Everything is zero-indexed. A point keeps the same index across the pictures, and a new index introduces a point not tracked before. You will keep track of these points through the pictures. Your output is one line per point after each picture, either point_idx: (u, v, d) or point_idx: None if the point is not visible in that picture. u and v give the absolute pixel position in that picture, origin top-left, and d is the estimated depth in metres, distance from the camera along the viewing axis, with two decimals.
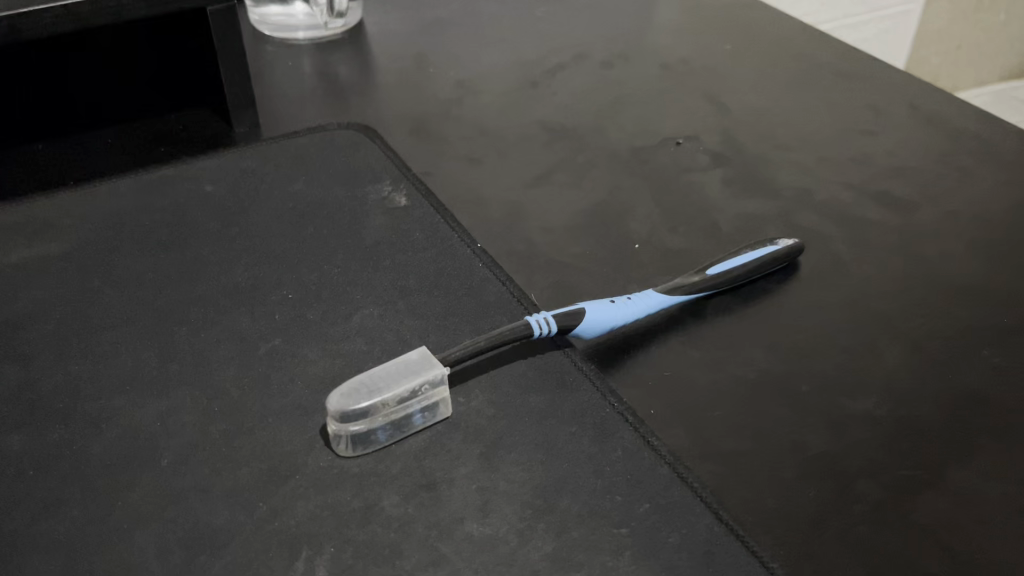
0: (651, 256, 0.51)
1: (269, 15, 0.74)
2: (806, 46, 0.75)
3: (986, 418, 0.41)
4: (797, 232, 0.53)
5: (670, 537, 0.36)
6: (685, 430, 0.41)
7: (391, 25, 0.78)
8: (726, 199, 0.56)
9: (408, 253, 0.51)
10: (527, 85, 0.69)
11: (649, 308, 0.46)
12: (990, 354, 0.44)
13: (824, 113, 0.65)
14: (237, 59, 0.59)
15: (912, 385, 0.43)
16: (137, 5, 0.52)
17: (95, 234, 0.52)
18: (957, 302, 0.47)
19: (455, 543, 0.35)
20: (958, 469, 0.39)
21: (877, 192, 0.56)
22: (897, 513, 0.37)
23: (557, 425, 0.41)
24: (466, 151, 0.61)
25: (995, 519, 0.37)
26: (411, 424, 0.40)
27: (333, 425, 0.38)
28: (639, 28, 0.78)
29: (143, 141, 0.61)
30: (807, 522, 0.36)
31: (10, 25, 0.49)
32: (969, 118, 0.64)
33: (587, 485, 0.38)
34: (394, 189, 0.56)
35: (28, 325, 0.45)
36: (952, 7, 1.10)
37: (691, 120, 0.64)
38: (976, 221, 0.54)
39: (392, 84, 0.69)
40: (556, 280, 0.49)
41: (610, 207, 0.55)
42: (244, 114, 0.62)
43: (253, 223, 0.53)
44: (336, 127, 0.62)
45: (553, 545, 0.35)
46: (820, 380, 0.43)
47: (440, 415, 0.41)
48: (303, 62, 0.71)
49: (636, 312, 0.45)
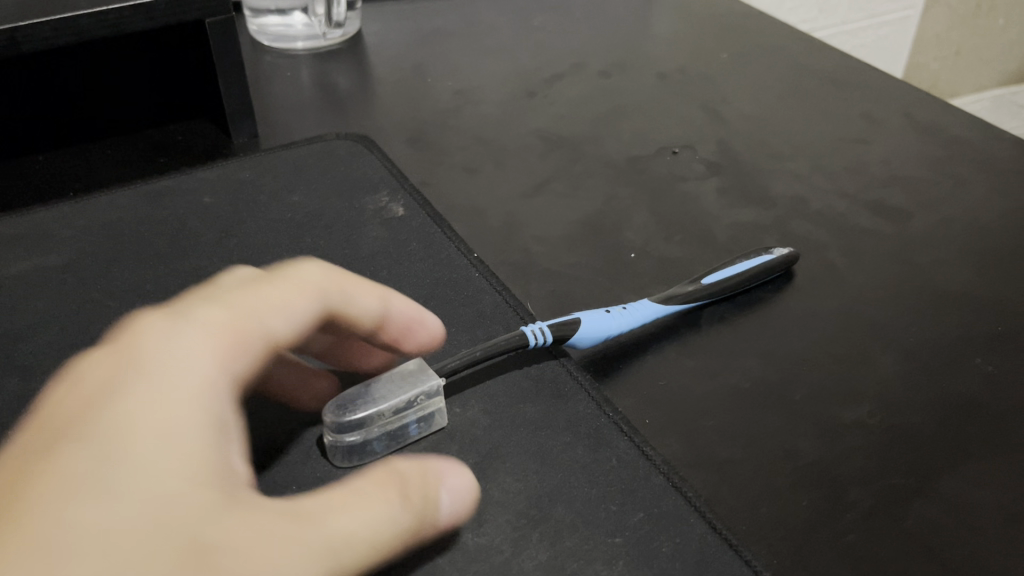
0: (647, 265, 0.51)
1: (269, 26, 0.74)
2: (802, 55, 0.76)
3: (977, 426, 0.41)
4: (792, 241, 0.53)
5: (664, 546, 0.36)
6: (679, 440, 0.41)
7: (390, 35, 0.78)
8: (722, 207, 0.56)
9: (405, 262, 0.51)
10: (525, 94, 0.69)
11: (645, 317, 0.46)
12: (983, 362, 0.45)
13: (820, 122, 0.65)
14: (237, 71, 0.60)
15: (904, 392, 0.43)
16: (137, 17, 0.53)
17: (95, 246, 0.52)
18: (950, 310, 0.48)
19: (450, 553, 0.36)
20: (950, 478, 0.39)
21: (871, 200, 0.57)
22: (890, 521, 0.37)
23: (552, 435, 0.41)
24: (463, 160, 0.61)
25: (987, 527, 0.37)
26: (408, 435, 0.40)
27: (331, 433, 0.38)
28: (636, 37, 0.78)
29: (144, 153, 0.62)
30: (799, 531, 0.37)
31: (10, 38, 0.49)
32: (964, 126, 0.64)
33: (581, 495, 0.38)
34: (392, 199, 0.57)
35: (28, 337, 0.46)
36: (949, 14, 1.10)
37: (687, 128, 0.65)
38: (969, 229, 0.54)
39: (391, 94, 0.69)
40: (552, 289, 0.50)
41: (607, 216, 0.55)
42: (243, 125, 0.63)
43: (252, 234, 0.54)
44: (335, 137, 0.63)
45: (547, 554, 0.36)
46: (814, 389, 0.43)
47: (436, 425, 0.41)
48: (302, 72, 0.72)
49: (631, 321, 0.45)
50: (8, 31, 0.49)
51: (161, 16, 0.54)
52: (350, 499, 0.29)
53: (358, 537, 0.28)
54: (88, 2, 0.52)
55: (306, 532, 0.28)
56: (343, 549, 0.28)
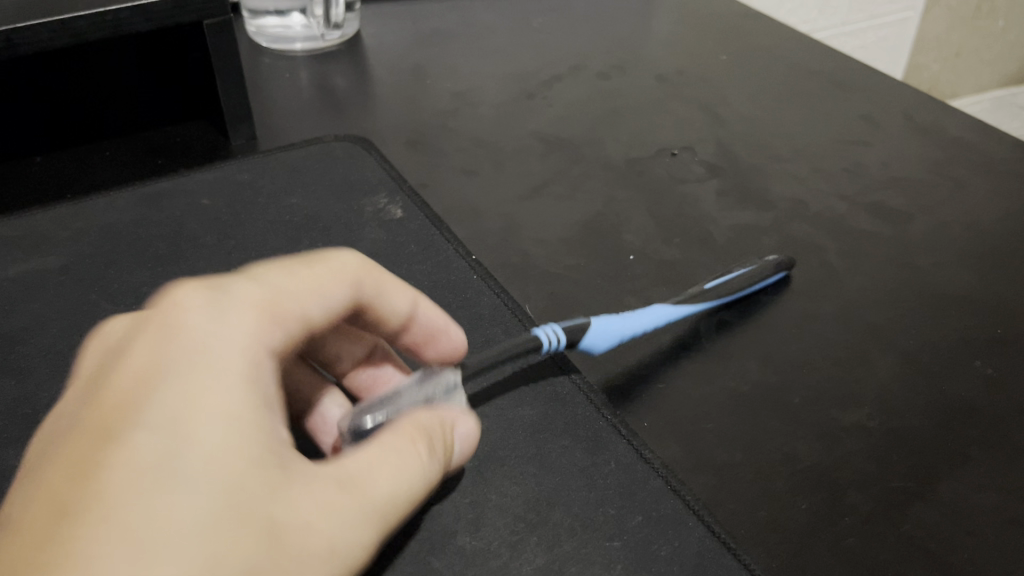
0: (646, 267, 0.51)
1: (267, 27, 0.74)
2: (801, 57, 0.75)
3: (977, 429, 0.41)
4: (792, 243, 0.53)
5: (662, 550, 0.36)
6: (678, 443, 0.41)
7: (389, 36, 0.78)
8: (721, 210, 0.56)
9: (403, 264, 0.51)
10: (523, 96, 0.69)
11: (656, 318, 0.46)
12: (983, 365, 0.44)
13: (819, 123, 0.65)
14: (235, 73, 0.60)
15: (904, 395, 0.43)
16: (134, 19, 0.53)
17: (93, 248, 0.52)
18: (950, 313, 0.48)
19: (448, 557, 0.35)
20: (950, 481, 0.39)
21: (871, 202, 0.57)
22: (889, 524, 0.37)
23: (550, 438, 0.41)
24: (462, 162, 0.61)
25: (987, 531, 0.37)
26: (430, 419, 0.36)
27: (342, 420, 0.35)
28: (635, 39, 0.78)
29: (142, 155, 0.62)
30: (798, 534, 0.36)
31: (7, 39, 0.49)
32: (964, 128, 0.64)
33: (579, 498, 0.38)
34: (390, 201, 0.56)
35: (25, 339, 0.46)
36: (949, 15, 1.10)
37: (686, 130, 0.65)
38: (968, 231, 0.54)
39: (390, 95, 0.69)
40: (551, 291, 0.50)
41: (606, 218, 0.55)
42: (241, 126, 0.63)
43: (250, 236, 0.53)
44: (333, 139, 0.63)
45: (545, 558, 0.35)
46: (814, 392, 0.43)
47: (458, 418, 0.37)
48: (301, 74, 0.72)
49: (644, 321, 0.45)
50: (5, 32, 0.49)
51: (159, 18, 0.54)
52: (379, 450, 0.30)
53: (394, 487, 0.30)
54: (86, 3, 0.52)
55: (353, 504, 0.28)
56: (382, 501, 0.29)
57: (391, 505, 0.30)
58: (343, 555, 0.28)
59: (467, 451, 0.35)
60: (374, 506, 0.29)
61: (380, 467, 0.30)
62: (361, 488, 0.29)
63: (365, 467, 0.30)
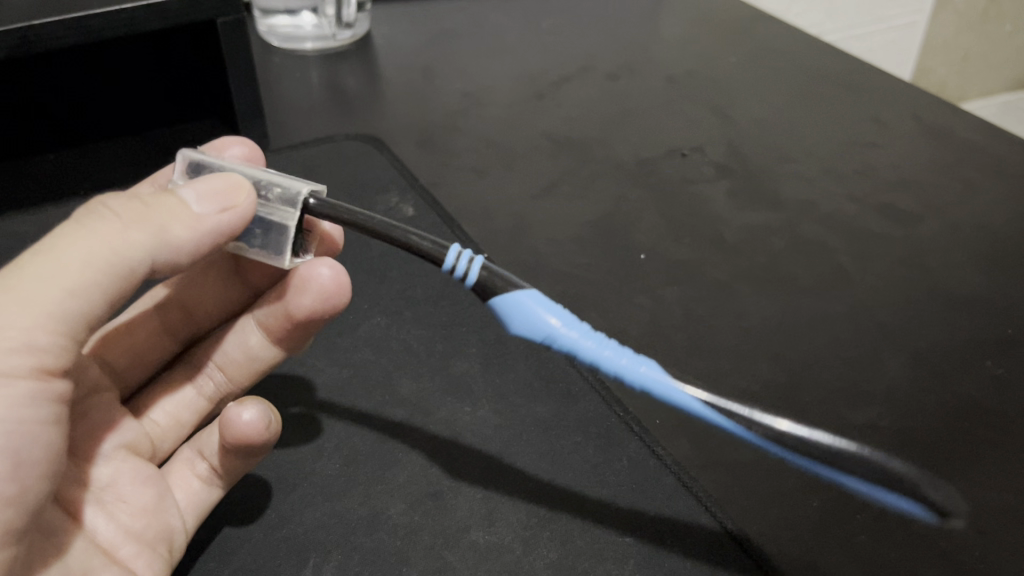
0: (656, 267, 0.51)
1: (278, 26, 0.75)
2: (811, 59, 0.76)
3: (986, 428, 0.41)
4: (800, 243, 0.53)
5: (675, 546, 0.36)
6: (689, 440, 0.41)
7: (399, 36, 0.79)
8: (730, 209, 0.56)
9: (414, 263, 0.52)
10: (533, 97, 0.70)
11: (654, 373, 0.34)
12: (992, 365, 0.45)
13: (830, 125, 0.65)
14: (247, 71, 0.60)
15: (914, 395, 0.43)
16: (149, 18, 0.53)
17: None
18: (960, 313, 0.48)
19: (461, 552, 0.36)
20: (961, 480, 0.39)
21: (880, 203, 0.57)
22: (899, 524, 0.37)
23: (563, 434, 0.41)
24: (472, 161, 0.61)
25: (996, 529, 0.37)
26: (280, 176, 0.36)
27: (178, 155, 0.37)
28: (644, 41, 0.79)
29: (154, 152, 0.62)
30: (811, 531, 0.37)
31: (23, 36, 0.49)
32: (972, 130, 0.65)
33: (591, 495, 0.38)
34: (402, 199, 0.57)
35: None
36: (957, 19, 1.10)
37: (696, 131, 0.65)
38: (977, 233, 0.54)
39: (400, 94, 0.70)
40: (561, 290, 0.50)
41: (617, 217, 0.56)
42: (253, 124, 0.63)
43: None
44: (344, 138, 0.63)
45: (557, 553, 0.36)
46: (824, 391, 0.43)
47: (305, 186, 0.35)
48: (312, 74, 0.72)
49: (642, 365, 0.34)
50: (21, 29, 0.49)
51: (173, 17, 0.54)
52: (41, 255, 0.29)
53: (69, 277, 0.29)
54: (101, 2, 0.52)
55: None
56: (58, 302, 0.29)
57: (66, 293, 0.29)
58: (21, 350, 0.28)
59: (211, 204, 0.33)
60: (45, 299, 0.29)
61: (49, 273, 0.29)
62: (23, 299, 0.28)
63: (25, 281, 0.29)
